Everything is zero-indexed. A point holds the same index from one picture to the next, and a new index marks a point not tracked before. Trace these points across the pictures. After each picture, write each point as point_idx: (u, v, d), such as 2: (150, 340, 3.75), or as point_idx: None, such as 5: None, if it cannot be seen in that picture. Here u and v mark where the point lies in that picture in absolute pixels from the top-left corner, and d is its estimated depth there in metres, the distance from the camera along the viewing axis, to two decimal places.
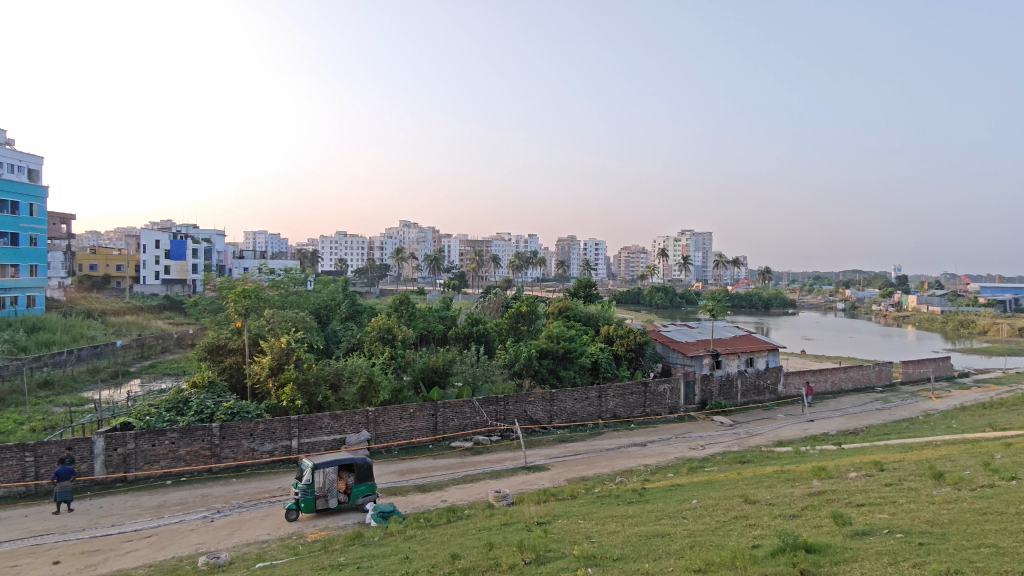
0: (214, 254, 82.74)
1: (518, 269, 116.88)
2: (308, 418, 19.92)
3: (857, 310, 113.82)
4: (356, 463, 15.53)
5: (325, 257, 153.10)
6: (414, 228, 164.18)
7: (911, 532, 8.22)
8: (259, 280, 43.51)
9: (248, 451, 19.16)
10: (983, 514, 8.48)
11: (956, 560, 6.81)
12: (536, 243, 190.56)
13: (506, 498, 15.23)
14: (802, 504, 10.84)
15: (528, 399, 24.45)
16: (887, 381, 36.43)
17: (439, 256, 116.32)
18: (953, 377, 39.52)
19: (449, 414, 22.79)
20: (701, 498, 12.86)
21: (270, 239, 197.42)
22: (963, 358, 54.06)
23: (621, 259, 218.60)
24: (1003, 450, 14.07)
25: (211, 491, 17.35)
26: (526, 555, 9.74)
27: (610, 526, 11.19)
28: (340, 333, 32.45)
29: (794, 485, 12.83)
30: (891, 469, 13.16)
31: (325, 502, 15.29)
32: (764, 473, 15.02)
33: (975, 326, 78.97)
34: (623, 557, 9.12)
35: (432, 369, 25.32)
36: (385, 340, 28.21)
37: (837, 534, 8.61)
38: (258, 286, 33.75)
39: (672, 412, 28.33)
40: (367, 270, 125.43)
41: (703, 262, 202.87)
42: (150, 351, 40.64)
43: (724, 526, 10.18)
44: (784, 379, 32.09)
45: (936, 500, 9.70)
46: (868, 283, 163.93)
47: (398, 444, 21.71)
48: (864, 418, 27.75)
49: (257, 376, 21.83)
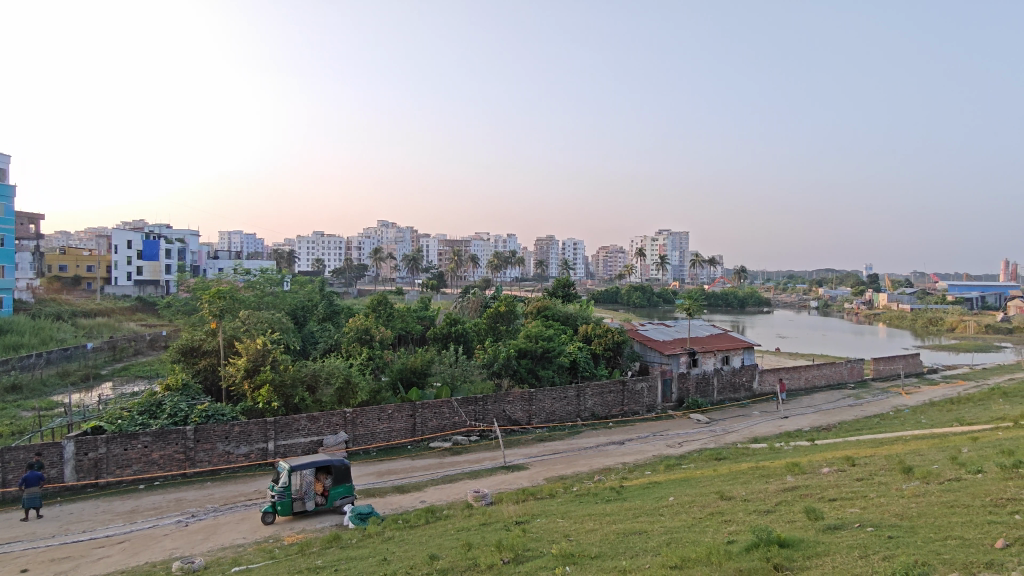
0: (188, 255, 81.50)
1: (496, 269, 116.92)
2: (285, 419, 19.71)
3: (830, 309, 115.88)
4: (334, 465, 15.41)
5: (302, 257, 151.60)
6: (391, 227, 163.56)
7: (881, 525, 8.38)
8: (234, 280, 42.99)
9: (223, 454, 18.91)
10: (950, 507, 8.68)
11: (924, 552, 6.97)
12: (515, 242, 190.44)
13: (485, 497, 15.22)
14: (777, 499, 11.01)
15: (507, 399, 24.45)
16: (859, 378, 37.12)
17: (418, 256, 115.71)
18: (923, 373, 40.39)
19: (428, 415, 22.73)
20: (678, 495, 12.98)
21: (246, 238, 194.84)
22: (932, 355, 55.23)
23: (600, 259, 219.97)
24: (970, 445, 14.42)
25: (185, 495, 17.08)
26: (504, 554, 9.74)
27: (588, 525, 11.23)
28: (317, 333, 32.12)
29: (768, 481, 13.00)
30: (862, 464, 13.42)
31: (302, 504, 15.14)
32: (740, 470, 15.21)
33: (943, 324, 80.74)
34: (601, 555, 9.17)
35: (410, 369, 25.21)
36: (362, 341, 28.00)
37: (810, 529, 8.74)
38: (233, 286, 33.29)
39: (650, 410, 28.55)
40: (344, 271, 124.36)
41: (680, 262, 204.83)
42: (122, 353, 39.90)
43: (700, 522, 10.29)
44: (758, 377, 32.55)
45: (906, 494, 9.92)
46: (842, 283, 166.47)
47: (377, 445, 21.61)
48: (837, 414, 28.22)
49: (232, 378, 21.48)
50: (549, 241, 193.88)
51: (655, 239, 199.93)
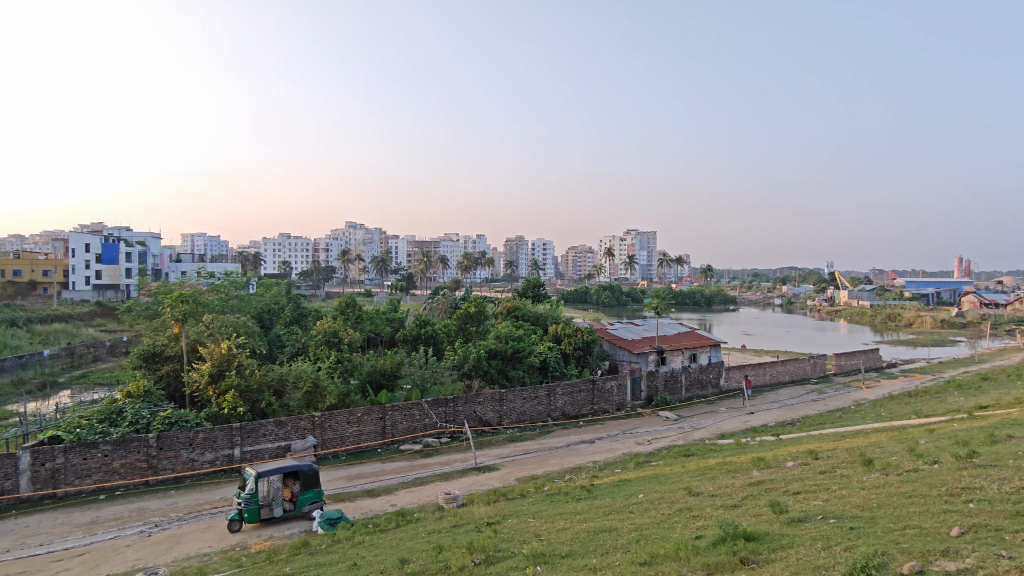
0: (149, 258, 79.59)
1: (465, 269, 116.60)
2: (252, 425, 19.37)
3: (794, 306, 118.49)
4: (302, 470, 15.22)
5: (268, 258, 149.16)
6: (359, 229, 161.91)
7: (843, 517, 8.59)
8: (198, 283, 42.00)
9: (188, 462, 18.50)
10: (909, 498, 8.93)
11: (884, 542, 7.15)
12: (484, 243, 190.51)
13: (456, 499, 15.16)
14: (743, 493, 11.21)
15: (477, 400, 24.41)
16: (822, 373, 37.98)
17: (386, 258, 114.66)
18: (882, 367, 41.53)
19: (398, 417, 22.55)
20: (648, 492, 13.11)
21: (210, 241, 190.62)
22: (892, 350, 56.77)
23: (570, 259, 221.47)
24: (927, 436, 14.88)
25: (148, 505, 16.64)
26: (475, 555, 9.73)
27: (559, 524, 11.28)
28: (284, 337, 31.54)
29: (735, 476, 13.21)
30: (825, 457, 13.76)
31: (269, 511, 14.87)
32: (708, 465, 15.42)
33: (901, 319, 83.25)
34: (570, 553, 9.22)
35: (380, 371, 25.01)
36: (330, 344, 27.65)
37: (775, 522, 8.91)
38: (197, 290, 32.60)
39: (619, 409, 28.79)
40: (312, 273, 122.52)
41: (648, 261, 207.08)
42: (81, 360, 38.75)
43: (669, 518, 10.41)
44: (725, 373, 33.10)
45: (866, 485, 10.19)
46: (804, 281, 170.51)
47: (346, 449, 21.35)
48: (801, 409, 28.84)
49: (196, 384, 20.98)
50: (518, 241, 194.00)
51: (624, 239, 201.80)
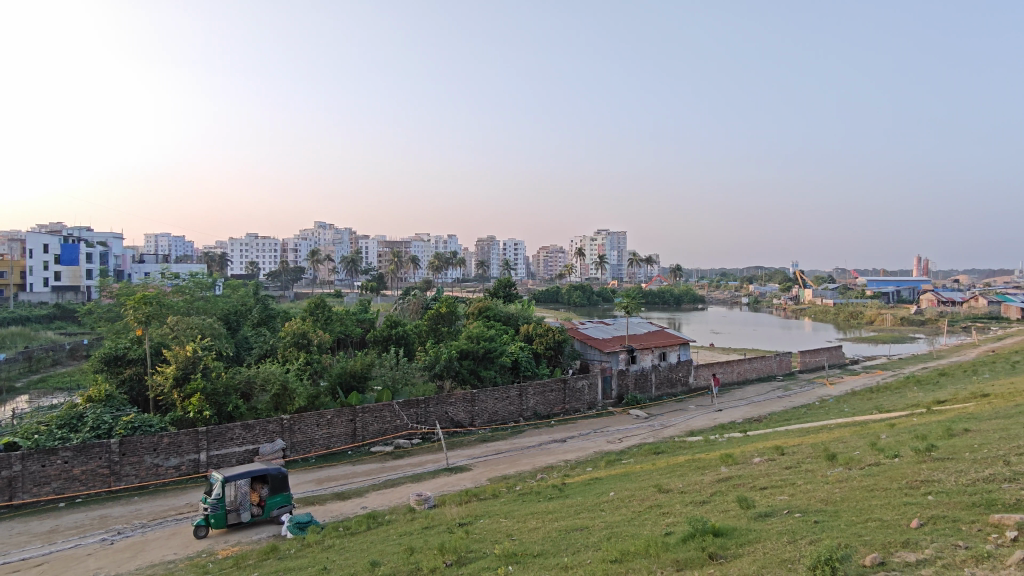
0: (111, 259, 77.76)
1: (437, 269, 116.08)
2: (218, 429, 19.01)
3: (760, 304, 120.66)
4: (270, 474, 15.02)
5: (235, 258, 146.54)
6: (329, 228, 160.13)
7: (808, 511, 8.77)
8: (161, 283, 40.97)
9: (152, 467, 18.08)
10: (871, 491, 9.17)
11: (847, 535, 7.32)
12: (455, 243, 189.98)
13: (428, 500, 15.07)
14: (712, 490, 11.38)
15: (448, 401, 24.34)
16: (787, 370, 38.78)
17: (356, 258, 113.62)
18: (845, 364, 42.56)
19: (368, 419, 22.36)
20: (619, 490, 13.22)
21: (174, 241, 186.58)
22: (855, 347, 58.19)
23: (541, 258, 222.37)
24: (888, 431, 15.31)
25: (111, 512, 16.22)
26: (447, 557, 9.68)
27: (531, 523, 11.30)
28: (251, 339, 30.91)
29: (704, 473, 13.41)
30: (790, 453, 14.03)
31: (237, 516, 14.60)
32: (678, 463, 15.63)
33: (863, 317, 85.37)
34: (542, 553, 9.24)
35: (350, 373, 24.68)
36: (299, 346, 27.25)
37: (742, 517, 9.06)
38: (161, 291, 31.85)
39: (590, 408, 28.97)
40: (280, 274, 120.55)
41: (618, 261, 208.87)
42: (39, 364, 37.54)
43: (640, 515, 10.52)
44: (694, 372, 33.62)
45: (830, 480, 10.42)
46: (770, 280, 173.41)
47: (316, 452, 21.07)
48: (767, 406, 29.39)
49: (160, 388, 20.51)
50: (490, 241, 194.10)
51: (594, 239, 203.21)
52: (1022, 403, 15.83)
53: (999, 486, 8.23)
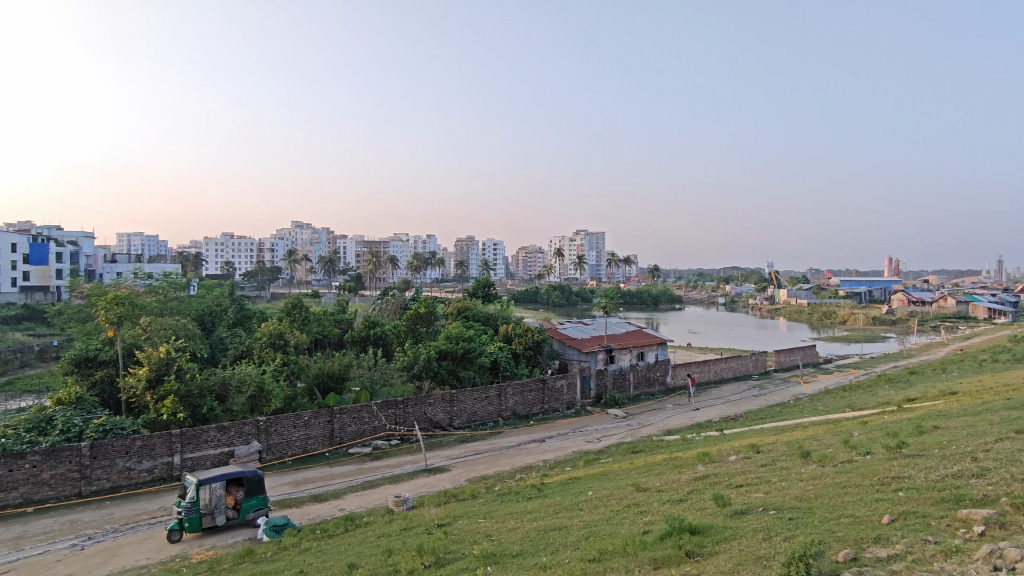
0: (82, 259, 76.24)
1: (415, 269, 115.61)
2: (192, 431, 18.70)
3: (736, 304, 122.13)
4: (246, 476, 14.80)
5: (210, 258, 144.48)
6: (306, 228, 158.61)
7: (783, 508, 8.89)
8: (134, 283, 40.15)
9: (124, 471, 17.75)
10: (843, 488, 9.33)
11: (821, 532, 7.43)
12: (434, 243, 189.33)
13: (406, 501, 14.99)
14: (689, 488, 11.49)
15: (427, 401, 24.25)
16: (762, 369, 39.31)
17: (334, 258, 112.64)
18: (819, 363, 43.24)
19: (346, 420, 22.20)
20: (597, 489, 13.28)
21: (147, 240, 183.52)
22: (828, 346, 59.12)
23: (520, 258, 222.71)
24: (860, 428, 15.55)
25: (81, 517, 15.89)
26: (426, 558, 9.63)
27: (510, 523, 11.31)
28: (227, 340, 30.42)
29: (681, 471, 13.53)
30: (765, 451, 14.23)
31: (212, 519, 14.38)
32: (655, 461, 15.76)
33: (836, 317, 86.72)
34: (521, 553, 9.24)
35: (327, 373, 24.72)
36: (276, 347, 26.95)
37: (719, 515, 9.16)
38: (133, 291, 31.28)
39: (569, 407, 29.09)
40: (256, 274, 118.95)
41: (597, 262, 210.12)
42: (6, 367, 36.61)
43: (617, 514, 10.59)
44: (672, 371, 33.98)
45: (804, 477, 10.59)
46: (745, 280, 175.60)
47: (292, 455, 20.86)
48: (743, 405, 29.76)
49: (132, 390, 20.14)
50: (469, 241, 194.07)
51: (573, 239, 204.01)
52: (988, 400, 16.23)
53: (967, 482, 8.43)
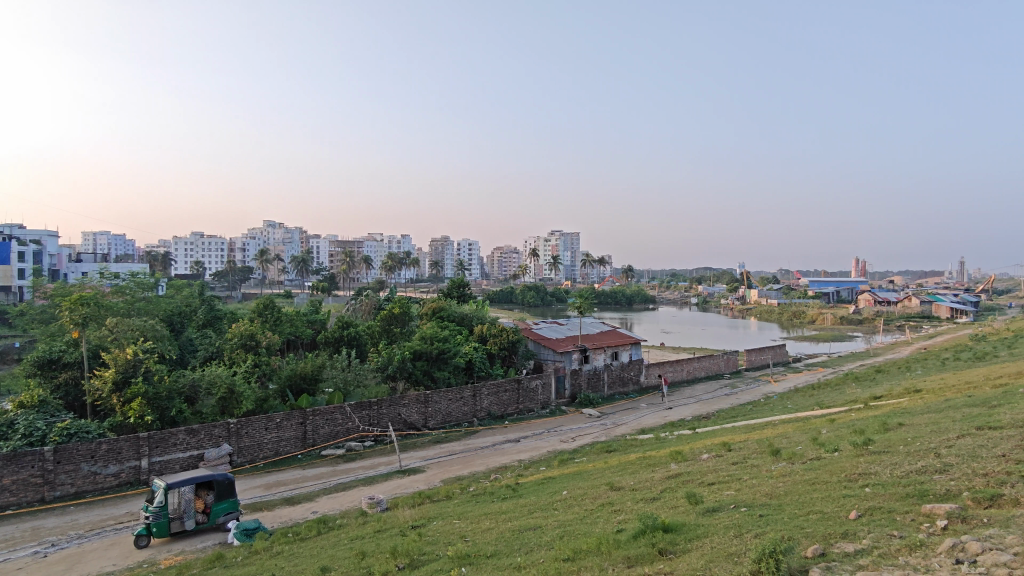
0: (45, 258, 74.27)
1: (390, 269, 114.90)
2: (160, 434, 18.34)
3: (709, 304, 123.67)
4: (216, 480, 14.55)
5: (179, 258, 141.92)
6: (278, 227, 156.63)
7: (754, 505, 9.03)
8: (100, 283, 39.13)
9: (89, 475, 17.32)
10: (813, 484, 9.49)
11: (790, 528, 7.56)
12: (409, 243, 188.30)
13: (380, 503, 14.87)
14: (661, 486, 11.60)
15: (401, 402, 24.10)
16: (734, 368, 39.84)
17: (308, 258, 111.37)
18: (788, 362, 43.97)
19: (319, 422, 21.97)
20: (571, 489, 13.34)
21: (113, 239, 179.42)
22: (796, 346, 59.93)
23: (495, 259, 222.90)
24: (828, 426, 15.88)
25: (44, 524, 15.47)
26: (399, 560, 9.58)
27: (484, 524, 11.29)
28: (196, 341, 29.82)
29: (654, 470, 13.63)
30: (737, 449, 14.43)
31: (180, 524, 14.11)
32: (629, 460, 15.87)
33: (805, 317, 88.29)
34: (495, 553, 9.23)
35: (300, 375, 24.35)
36: (247, 348, 26.47)
37: (691, 513, 9.27)
38: (99, 292, 30.53)
39: (544, 407, 29.15)
40: (227, 274, 116.82)
41: (571, 262, 211.30)
42: None
43: (591, 513, 10.65)
44: (645, 370, 34.29)
45: (774, 474, 10.75)
46: (716, 279, 178.06)
47: (264, 457, 20.57)
48: (716, 404, 30.15)
49: (98, 393, 19.67)
50: (444, 241, 193.89)
51: (548, 240, 204.75)
52: (950, 397, 16.69)
53: (931, 478, 8.64)
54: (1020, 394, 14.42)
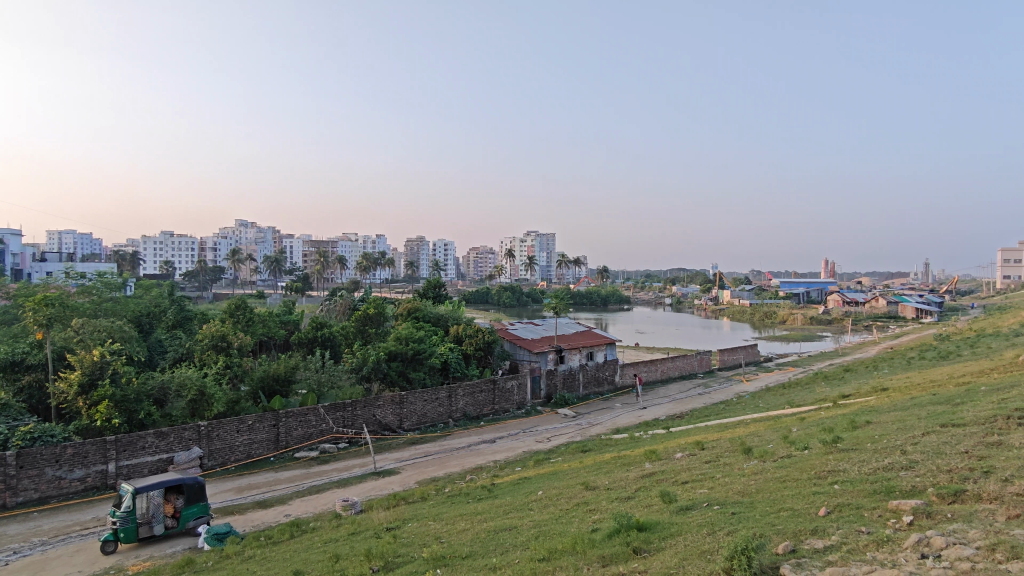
0: (8, 257, 72.22)
1: (365, 270, 114.38)
2: (128, 437, 17.96)
3: (682, 305, 125.09)
4: (186, 483, 14.31)
5: (148, 258, 139.16)
6: (251, 227, 154.52)
7: (726, 503, 9.15)
8: (66, 283, 38.16)
9: (54, 480, 16.89)
10: (783, 482, 9.66)
11: (762, 525, 7.68)
12: (384, 243, 187.21)
13: (354, 506, 14.77)
14: (636, 485, 11.70)
15: (376, 403, 23.94)
16: (707, 368, 40.34)
17: (281, 258, 109.86)
18: (760, 361, 44.69)
19: (292, 424, 21.71)
20: (546, 489, 13.37)
21: (79, 237, 175.26)
22: (768, 346, 60.97)
23: (471, 259, 222.86)
24: (799, 424, 16.14)
25: (7, 531, 15.04)
26: (374, 563, 9.50)
27: (459, 525, 11.26)
28: (166, 342, 29.27)
29: (629, 469, 13.74)
30: (710, 447, 14.61)
31: (149, 529, 13.82)
32: (604, 460, 15.96)
33: (776, 317, 89.82)
34: (471, 554, 9.21)
35: (273, 377, 24.02)
36: (218, 349, 26.03)
37: (665, 511, 9.36)
38: (65, 292, 29.78)
39: (519, 407, 29.19)
40: (197, 274, 114.72)
41: (547, 262, 212.18)
42: None
43: (567, 513, 10.69)
44: (620, 370, 34.56)
45: (746, 472, 10.92)
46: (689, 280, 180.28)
47: (235, 460, 20.26)
48: (690, 403, 30.49)
49: (63, 395, 19.17)
50: (420, 241, 193.52)
51: (524, 240, 205.36)
52: (915, 395, 17.11)
53: (896, 474, 8.85)
54: (982, 392, 14.83)
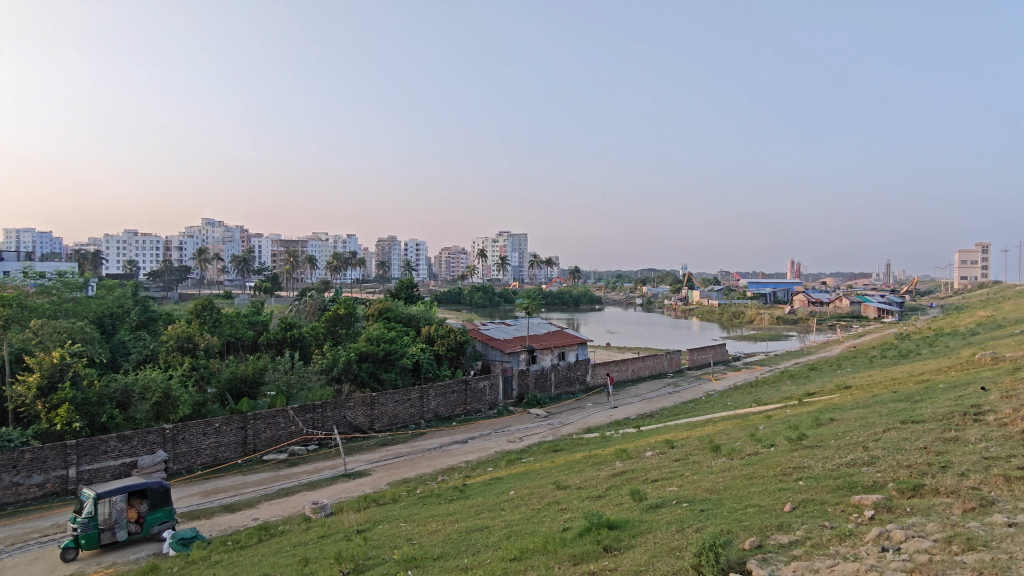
0: None
1: (335, 270, 113.12)
2: (90, 441, 17.51)
3: (653, 305, 126.30)
4: (150, 488, 13.98)
5: (111, 258, 135.38)
6: (218, 228, 151.65)
7: (694, 500, 9.28)
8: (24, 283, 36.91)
9: (10, 486, 16.39)
10: (750, 479, 9.82)
11: (729, 521, 7.80)
12: (355, 243, 185.26)
13: (324, 508, 14.55)
14: (607, 484, 11.79)
15: (347, 405, 23.72)
16: (677, 367, 40.80)
17: (250, 258, 107.84)
18: (728, 360, 45.36)
19: (260, 426, 21.38)
20: (518, 488, 13.39)
21: (37, 236, 169.68)
22: (736, 345, 61.71)
23: (442, 258, 222.01)
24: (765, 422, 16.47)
25: None
26: (344, 565, 9.42)
27: (430, 526, 11.21)
28: (129, 343, 28.57)
29: (600, 468, 13.87)
30: (679, 446, 14.80)
31: (111, 535, 13.48)
32: (575, 459, 16.03)
33: (744, 317, 91.27)
34: (441, 555, 9.18)
35: (241, 378, 23.58)
36: (183, 350, 25.51)
37: (635, 509, 9.46)
38: (22, 293, 28.85)
39: (491, 407, 29.18)
40: (162, 275, 112.01)
41: (519, 262, 212.47)
42: None
43: (538, 512, 10.71)
44: (591, 370, 34.76)
45: (714, 470, 11.08)
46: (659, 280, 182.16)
47: (202, 463, 19.88)
48: (660, 402, 30.81)
49: (21, 399, 18.58)
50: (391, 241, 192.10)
51: (497, 240, 205.36)
52: (876, 393, 17.54)
53: (859, 470, 9.08)
54: (940, 389, 15.31)
